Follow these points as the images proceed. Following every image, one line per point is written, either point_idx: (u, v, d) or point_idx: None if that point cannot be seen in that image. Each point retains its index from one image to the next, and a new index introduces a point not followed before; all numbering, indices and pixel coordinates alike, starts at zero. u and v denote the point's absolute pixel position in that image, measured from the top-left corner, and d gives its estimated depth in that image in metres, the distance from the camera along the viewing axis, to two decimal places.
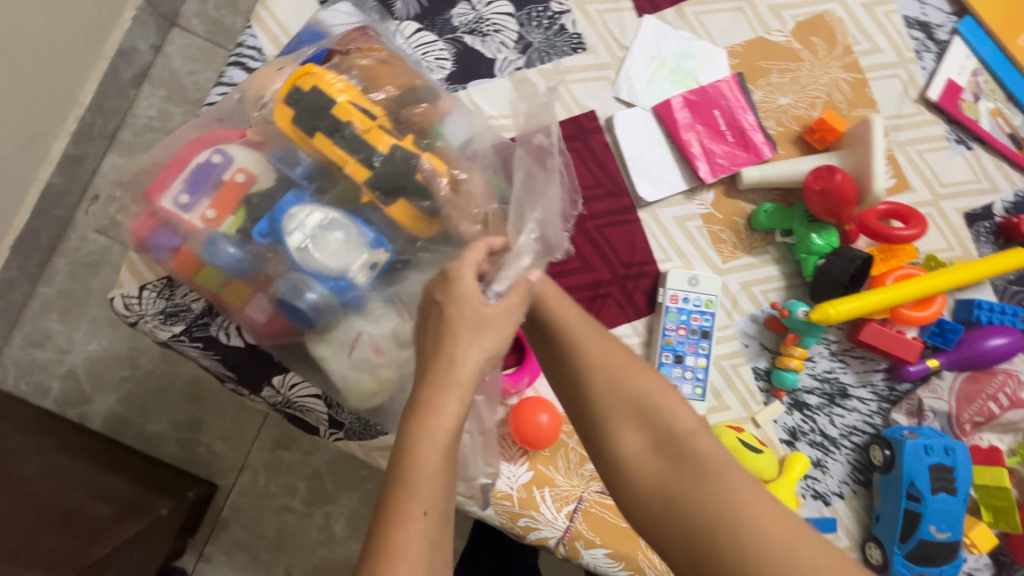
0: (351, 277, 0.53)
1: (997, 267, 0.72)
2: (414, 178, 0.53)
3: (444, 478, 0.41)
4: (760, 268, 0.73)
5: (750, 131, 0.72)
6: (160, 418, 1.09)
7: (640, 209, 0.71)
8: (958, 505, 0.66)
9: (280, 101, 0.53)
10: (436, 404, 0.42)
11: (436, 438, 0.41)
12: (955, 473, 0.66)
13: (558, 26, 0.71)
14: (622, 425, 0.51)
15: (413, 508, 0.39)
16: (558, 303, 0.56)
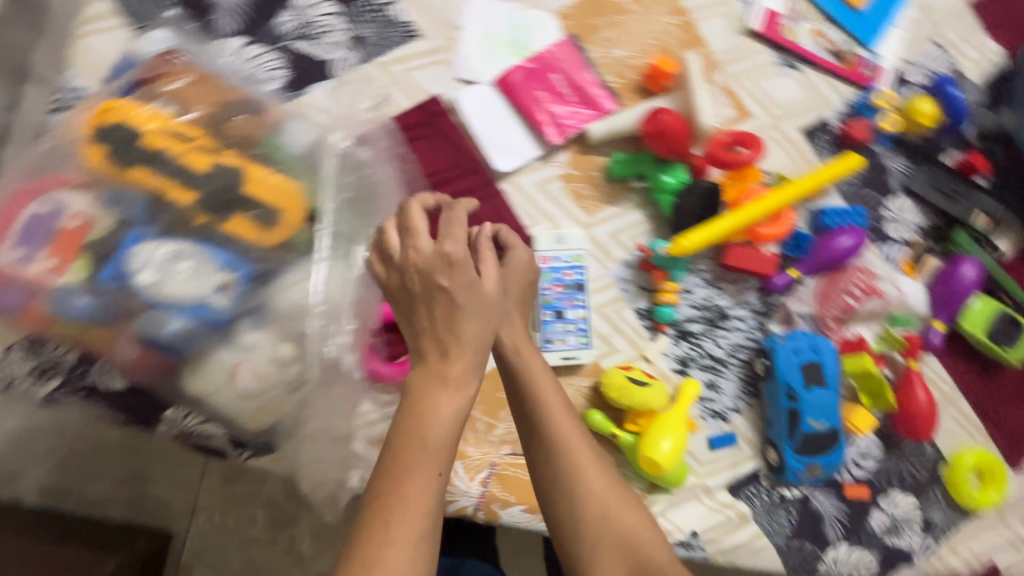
0: (209, 302, 0.53)
1: (836, 171, 0.77)
2: (239, 191, 0.56)
3: (451, 445, 0.45)
4: (625, 215, 0.77)
5: (590, 88, 0.75)
6: (101, 479, 0.99)
7: (500, 180, 0.74)
8: (832, 396, 0.72)
9: (86, 139, 0.55)
10: (461, 380, 0.46)
11: (451, 410, 0.45)
12: (824, 368, 0.72)
13: (386, 18, 0.72)
14: (605, 556, 0.55)
15: (430, 471, 0.43)
16: (562, 417, 0.56)
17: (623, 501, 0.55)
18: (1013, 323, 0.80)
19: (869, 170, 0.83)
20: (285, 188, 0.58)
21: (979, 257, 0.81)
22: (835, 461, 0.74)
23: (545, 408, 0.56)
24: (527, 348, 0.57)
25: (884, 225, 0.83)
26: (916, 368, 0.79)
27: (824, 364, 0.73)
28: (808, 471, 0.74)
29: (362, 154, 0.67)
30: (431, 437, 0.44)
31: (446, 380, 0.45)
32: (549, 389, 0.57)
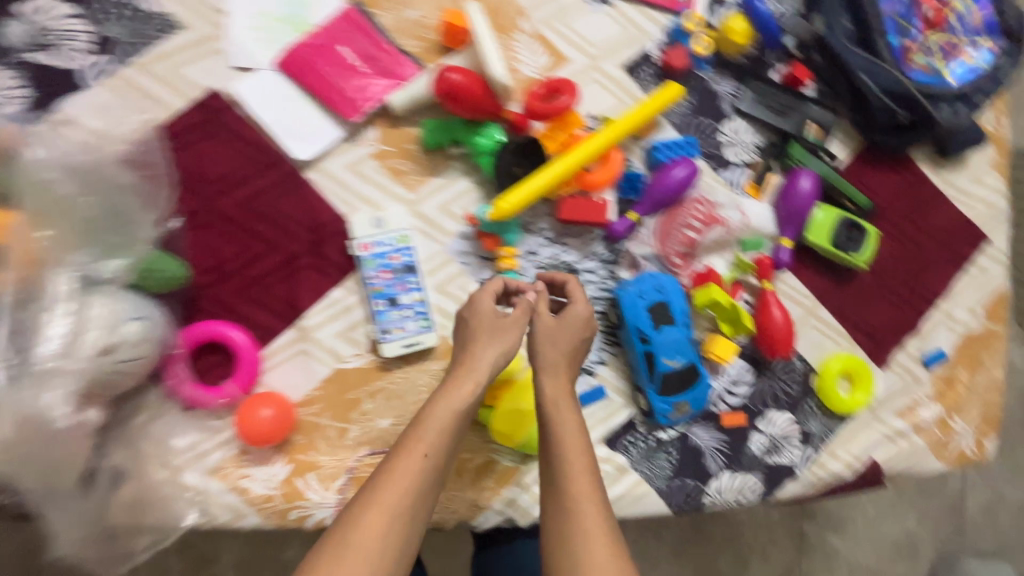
0: None
1: (658, 103, 0.74)
2: None
3: (445, 435, 0.55)
4: (451, 185, 0.72)
5: (385, 56, 0.70)
6: None
7: (307, 170, 0.69)
8: (682, 332, 0.72)
9: None
10: (457, 382, 0.59)
11: (446, 408, 0.57)
12: (669, 305, 0.72)
13: (138, 13, 0.65)
14: None
15: (416, 449, 0.54)
16: (581, 482, 0.55)
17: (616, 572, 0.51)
18: (854, 227, 0.81)
19: (698, 98, 0.81)
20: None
21: (815, 167, 0.82)
22: (700, 396, 0.74)
23: (566, 466, 0.56)
24: (565, 403, 0.60)
25: (722, 151, 0.82)
26: (770, 289, 0.79)
27: (671, 302, 0.73)
28: (676, 411, 0.74)
29: (124, 175, 0.62)
30: (429, 424, 0.55)
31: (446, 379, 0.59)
32: (577, 453, 0.57)
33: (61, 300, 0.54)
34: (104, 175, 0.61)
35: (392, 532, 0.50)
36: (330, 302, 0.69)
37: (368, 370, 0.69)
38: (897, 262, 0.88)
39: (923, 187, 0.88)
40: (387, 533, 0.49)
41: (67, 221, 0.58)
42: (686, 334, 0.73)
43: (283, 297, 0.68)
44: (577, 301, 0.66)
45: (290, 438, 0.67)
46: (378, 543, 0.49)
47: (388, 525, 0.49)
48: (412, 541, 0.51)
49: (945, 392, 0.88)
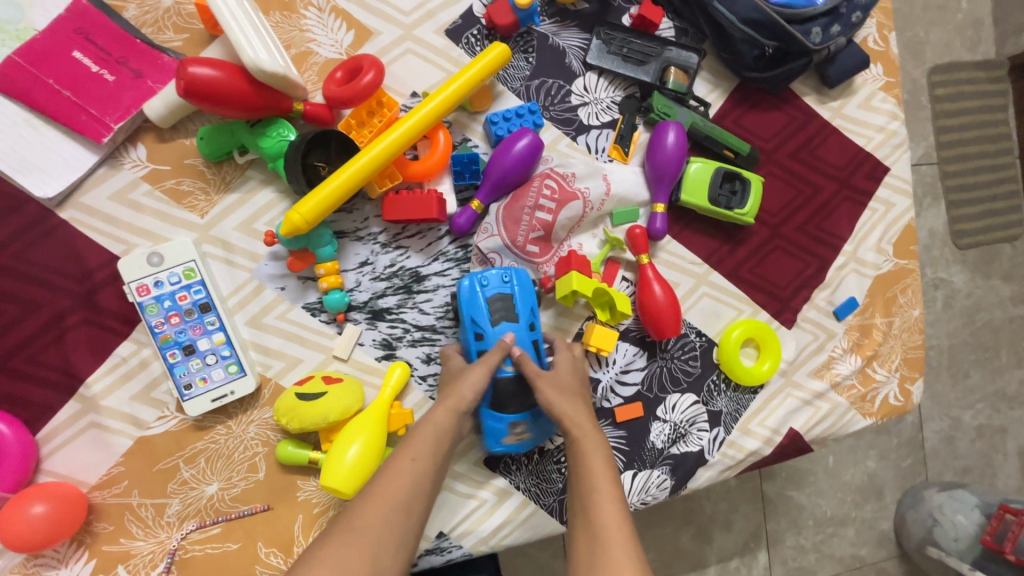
0: None
1: (481, 70, 0.63)
2: None
3: (436, 442, 0.52)
4: (249, 200, 0.61)
5: (133, 55, 0.58)
6: None
7: (60, 208, 0.57)
8: (527, 337, 0.61)
9: None
10: (447, 398, 0.55)
11: (432, 422, 0.53)
12: (514, 300, 0.61)
13: None
14: None
15: (404, 453, 0.50)
16: (609, 515, 0.48)
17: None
18: (731, 179, 0.73)
19: (539, 57, 0.71)
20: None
21: (682, 117, 0.72)
22: (538, 419, 0.63)
23: (592, 497, 0.50)
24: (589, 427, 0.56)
25: (577, 114, 0.72)
26: (648, 263, 0.69)
27: (519, 296, 0.61)
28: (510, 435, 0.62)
29: None
30: (418, 434, 0.52)
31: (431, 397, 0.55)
32: (598, 468, 0.52)
33: None
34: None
35: (389, 526, 0.45)
36: (116, 361, 0.58)
37: (179, 433, 0.59)
38: (793, 209, 0.79)
39: (811, 121, 0.79)
40: (385, 530, 0.44)
41: None
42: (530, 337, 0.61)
43: (53, 364, 0.56)
44: (560, 351, 0.63)
45: (93, 528, 0.56)
46: (376, 535, 0.44)
47: (386, 520, 0.45)
48: (407, 548, 0.45)
49: (862, 342, 0.80)
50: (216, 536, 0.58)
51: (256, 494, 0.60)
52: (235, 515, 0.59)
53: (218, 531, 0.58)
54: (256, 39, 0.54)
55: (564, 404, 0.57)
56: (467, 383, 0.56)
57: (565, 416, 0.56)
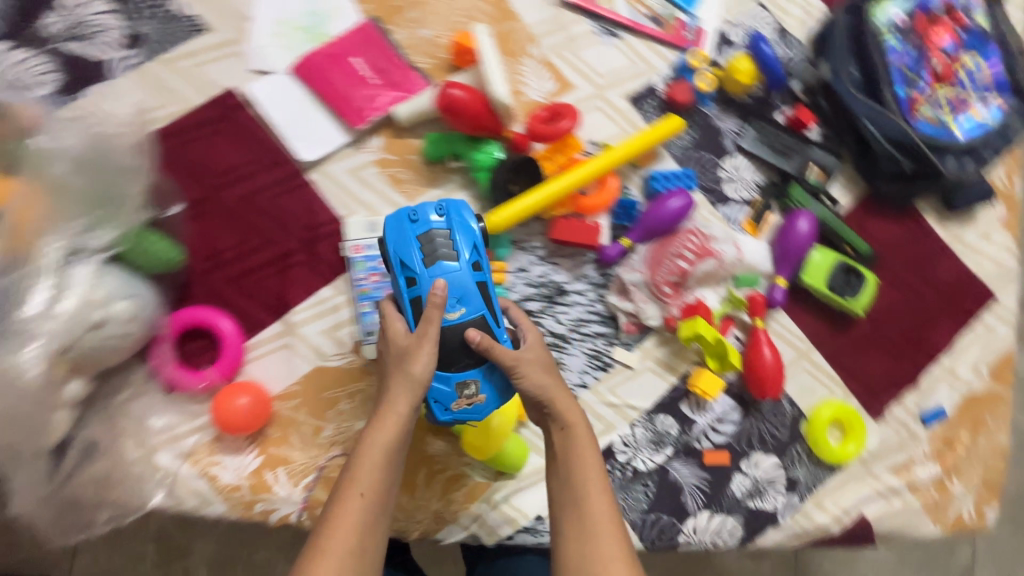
0: None
1: (656, 135, 0.77)
2: None
3: (379, 470, 0.54)
4: (448, 198, 0.74)
5: (395, 69, 0.73)
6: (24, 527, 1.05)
7: (309, 171, 0.71)
8: (469, 277, 0.58)
9: None
10: (388, 412, 0.56)
11: (376, 442, 0.55)
12: (452, 238, 0.60)
13: (166, 13, 0.69)
14: None
15: (352, 491, 0.53)
16: (598, 506, 0.56)
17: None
18: (853, 273, 0.81)
19: (700, 133, 0.82)
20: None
21: (814, 209, 0.82)
22: (493, 374, 0.59)
23: (583, 490, 0.57)
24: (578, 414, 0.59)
25: (721, 186, 0.82)
26: (761, 327, 0.78)
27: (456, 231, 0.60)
28: (461, 398, 0.59)
29: (129, 159, 0.63)
30: (362, 465, 0.54)
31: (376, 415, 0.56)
32: (585, 453, 0.58)
33: (46, 273, 0.55)
34: (102, 158, 0.61)
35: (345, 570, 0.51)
36: (318, 300, 0.70)
37: (349, 371, 0.69)
38: (898, 312, 0.85)
39: (930, 239, 0.86)
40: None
41: (65, 198, 0.58)
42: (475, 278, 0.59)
43: (273, 292, 0.69)
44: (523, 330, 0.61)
45: (265, 432, 0.66)
46: None
47: (341, 568, 0.50)
48: None
49: (944, 453, 0.83)
50: None
51: None
52: None
53: None
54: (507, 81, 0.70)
55: (557, 390, 0.59)
56: (408, 376, 0.56)
57: (559, 399, 0.59)
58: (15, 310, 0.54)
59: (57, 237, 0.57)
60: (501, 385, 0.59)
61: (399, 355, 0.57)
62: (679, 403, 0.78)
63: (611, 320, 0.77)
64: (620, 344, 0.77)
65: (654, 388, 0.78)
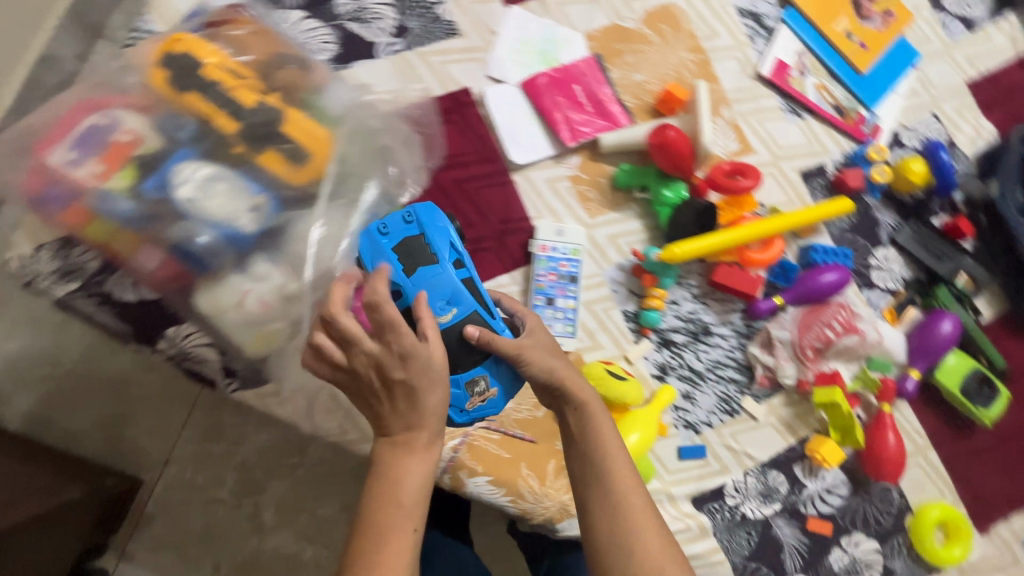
0: (236, 223, 0.57)
1: (826, 211, 0.82)
2: (231, 152, 0.58)
3: (423, 500, 0.49)
4: (624, 222, 0.81)
5: (607, 102, 0.82)
6: (137, 424, 1.14)
7: (514, 171, 0.79)
8: (451, 276, 0.58)
9: (155, 65, 0.59)
10: (425, 444, 0.50)
11: (420, 474, 0.50)
12: (426, 239, 0.59)
13: (433, 15, 0.80)
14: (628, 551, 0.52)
15: (404, 529, 0.47)
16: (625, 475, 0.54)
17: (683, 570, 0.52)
18: (985, 382, 0.83)
19: (859, 219, 0.87)
20: (314, 132, 0.61)
21: (958, 314, 0.85)
22: (498, 367, 0.59)
23: (607, 463, 0.55)
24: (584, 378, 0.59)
25: (871, 272, 0.86)
26: (888, 411, 0.80)
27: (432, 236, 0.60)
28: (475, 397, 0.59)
29: (402, 128, 0.73)
30: (409, 502, 0.48)
31: (413, 446, 0.50)
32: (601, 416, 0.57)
33: (366, 203, 0.65)
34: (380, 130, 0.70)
35: None
36: (496, 285, 0.77)
37: None
38: (1019, 432, 0.87)
39: None
40: None
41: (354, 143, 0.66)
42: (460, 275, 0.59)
43: None
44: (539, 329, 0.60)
45: None
46: None
47: None
48: None
49: None
50: (495, 441, 0.73)
51: (530, 426, 0.75)
52: (511, 433, 0.74)
53: (497, 438, 0.73)
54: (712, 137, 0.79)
55: (566, 371, 0.58)
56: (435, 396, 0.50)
57: (568, 379, 0.57)
58: (339, 228, 0.63)
59: (371, 179, 0.66)
60: (508, 373, 0.59)
61: (436, 379, 0.50)
62: (793, 463, 0.81)
63: (747, 370, 0.82)
64: (749, 394, 0.81)
65: (772, 443, 0.81)
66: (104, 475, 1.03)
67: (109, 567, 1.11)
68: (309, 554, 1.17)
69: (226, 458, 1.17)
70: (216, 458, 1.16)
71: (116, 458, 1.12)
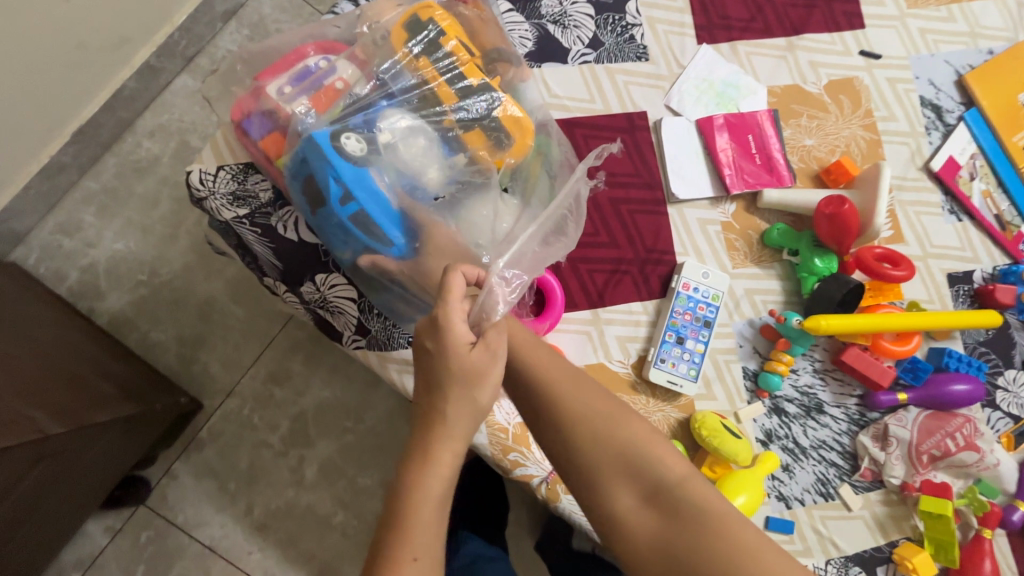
0: (425, 178, 0.61)
1: (971, 321, 0.79)
2: (443, 122, 0.62)
3: (436, 526, 0.49)
4: (764, 279, 0.80)
5: (776, 158, 0.81)
6: (211, 348, 1.14)
7: (670, 203, 0.79)
8: (339, 216, 0.58)
9: (398, 27, 0.63)
10: (435, 455, 0.50)
11: (429, 493, 0.49)
12: (316, 179, 0.57)
13: (629, 35, 0.81)
14: (616, 485, 0.57)
15: (406, 554, 0.47)
16: (580, 407, 0.59)
17: (615, 427, 0.58)
18: None
19: (995, 334, 0.85)
20: (521, 121, 0.63)
21: None
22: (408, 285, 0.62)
23: (564, 400, 0.59)
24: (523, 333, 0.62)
25: (996, 392, 0.84)
26: (988, 538, 0.77)
27: (317, 172, 0.57)
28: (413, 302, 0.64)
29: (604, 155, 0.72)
30: (418, 525, 0.48)
31: (421, 461, 0.50)
32: (542, 360, 0.61)
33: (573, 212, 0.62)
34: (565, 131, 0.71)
35: None
36: (628, 310, 0.76)
37: (623, 380, 0.75)
38: None
39: None
40: None
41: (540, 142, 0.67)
42: (344, 211, 0.58)
43: (598, 285, 0.76)
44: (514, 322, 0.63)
45: None
46: None
47: None
48: None
49: None
50: None
51: None
52: None
53: None
54: (884, 220, 0.77)
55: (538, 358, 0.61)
56: (466, 400, 0.51)
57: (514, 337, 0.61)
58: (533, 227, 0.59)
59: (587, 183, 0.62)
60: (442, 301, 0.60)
61: (466, 379, 0.51)
62: (877, 565, 0.78)
63: (851, 458, 0.80)
64: (848, 482, 0.79)
65: (860, 539, 0.78)
66: (178, 393, 1.03)
67: (152, 481, 1.11)
68: (339, 520, 1.13)
69: (284, 403, 1.15)
70: (275, 399, 1.15)
71: (185, 378, 1.12)
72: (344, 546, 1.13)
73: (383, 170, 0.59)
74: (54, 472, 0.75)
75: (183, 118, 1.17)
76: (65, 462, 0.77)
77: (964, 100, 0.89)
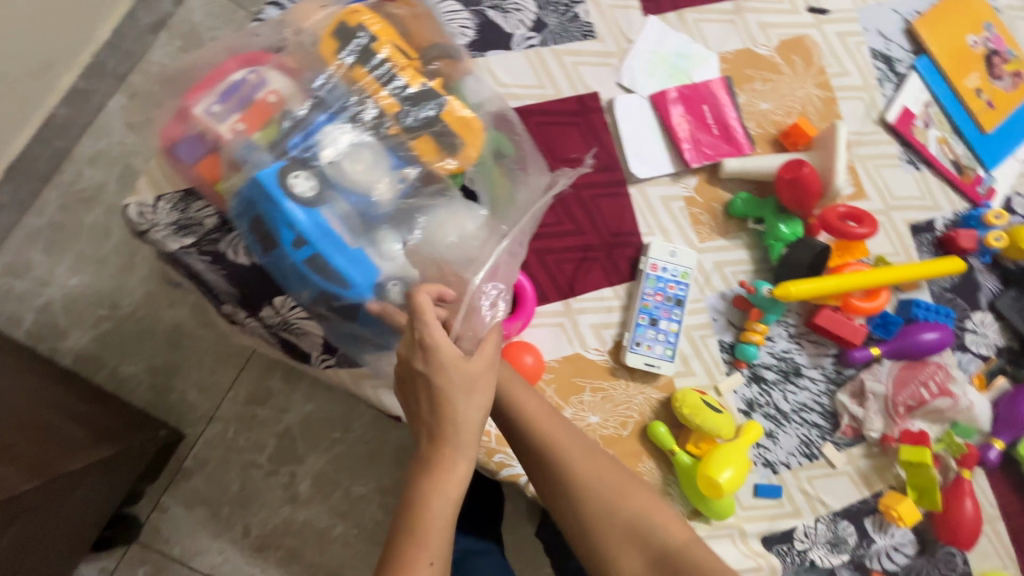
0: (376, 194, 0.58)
1: (937, 270, 0.80)
2: (388, 132, 0.60)
3: (448, 530, 0.50)
4: (731, 250, 0.80)
5: (733, 127, 0.80)
6: (185, 376, 1.11)
7: (631, 184, 0.78)
8: (294, 259, 0.55)
9: (326, 34, 0.60)
10: (448, 465, 0.51)
11: (439, 504, 0.50)
12: (268, 224, 0.54)
13: (572, 14, 0.79)
14: (624, 552, 0.63)
15: (421, 558, 0.48)
16: (582, 468, 0.63)
17: (621, 499, 0.63)
18: None
19: (961, 280, 0.86)
20: (470, 123, 0.61)
21: None
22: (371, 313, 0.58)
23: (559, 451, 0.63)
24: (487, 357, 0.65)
25: (965, 335, 0.85)
26: (968, 477, 0.79)
27: (269, 218, 0.54)
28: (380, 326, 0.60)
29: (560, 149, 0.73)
30: (433, 531, 0.49)
31: (429, 471, 0.50)
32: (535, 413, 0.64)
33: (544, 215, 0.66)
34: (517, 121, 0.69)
35: None
36: (599, 297, 0.76)
37: (601, 368, 0.74)
38: None
39: None
40: None
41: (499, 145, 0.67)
42: (299, 255, 0.54)
43: (567, 276, 0.75)
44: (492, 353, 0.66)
45: None
46: None
47: None
48: None
49: None
50: None
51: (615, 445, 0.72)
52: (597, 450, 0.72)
53: None
54: (843, 179, 0.77)
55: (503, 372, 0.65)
56: (463, 408, 0.51)
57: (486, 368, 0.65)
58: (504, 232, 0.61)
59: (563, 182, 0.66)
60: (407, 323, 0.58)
61: (468, 385, 0.51)
62: (865, 516, 0.79)
63: (832, 417, 0.81)
64: (831, 441, 0.80)
65: (847, 494, 0.79)
66: (156, 426, 1.00)
67: (143, 516, 1.09)
68: (339, 531, 1.13)
69: (267, 422, 1.13)
70: (258, 419, 1.13)
71: (162, 409, 1.10)
72: (347, 555, 1.13)
73: (336, 202, 0.56)
74: (33, 523, 0.73)
75: (123, 141, 1.11)
76: (42, 514, 0.74)
77: (914, 48, 0.88)
